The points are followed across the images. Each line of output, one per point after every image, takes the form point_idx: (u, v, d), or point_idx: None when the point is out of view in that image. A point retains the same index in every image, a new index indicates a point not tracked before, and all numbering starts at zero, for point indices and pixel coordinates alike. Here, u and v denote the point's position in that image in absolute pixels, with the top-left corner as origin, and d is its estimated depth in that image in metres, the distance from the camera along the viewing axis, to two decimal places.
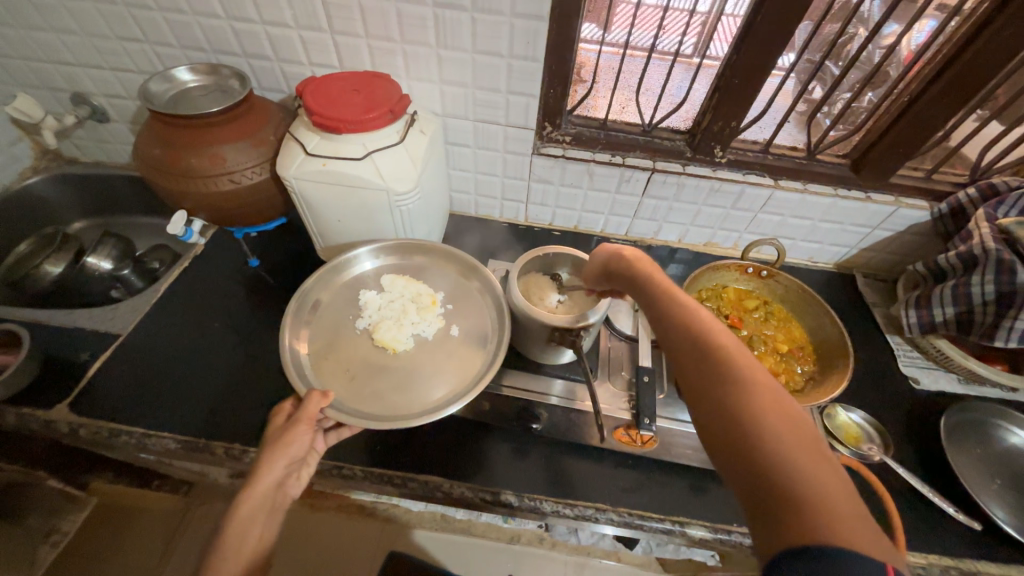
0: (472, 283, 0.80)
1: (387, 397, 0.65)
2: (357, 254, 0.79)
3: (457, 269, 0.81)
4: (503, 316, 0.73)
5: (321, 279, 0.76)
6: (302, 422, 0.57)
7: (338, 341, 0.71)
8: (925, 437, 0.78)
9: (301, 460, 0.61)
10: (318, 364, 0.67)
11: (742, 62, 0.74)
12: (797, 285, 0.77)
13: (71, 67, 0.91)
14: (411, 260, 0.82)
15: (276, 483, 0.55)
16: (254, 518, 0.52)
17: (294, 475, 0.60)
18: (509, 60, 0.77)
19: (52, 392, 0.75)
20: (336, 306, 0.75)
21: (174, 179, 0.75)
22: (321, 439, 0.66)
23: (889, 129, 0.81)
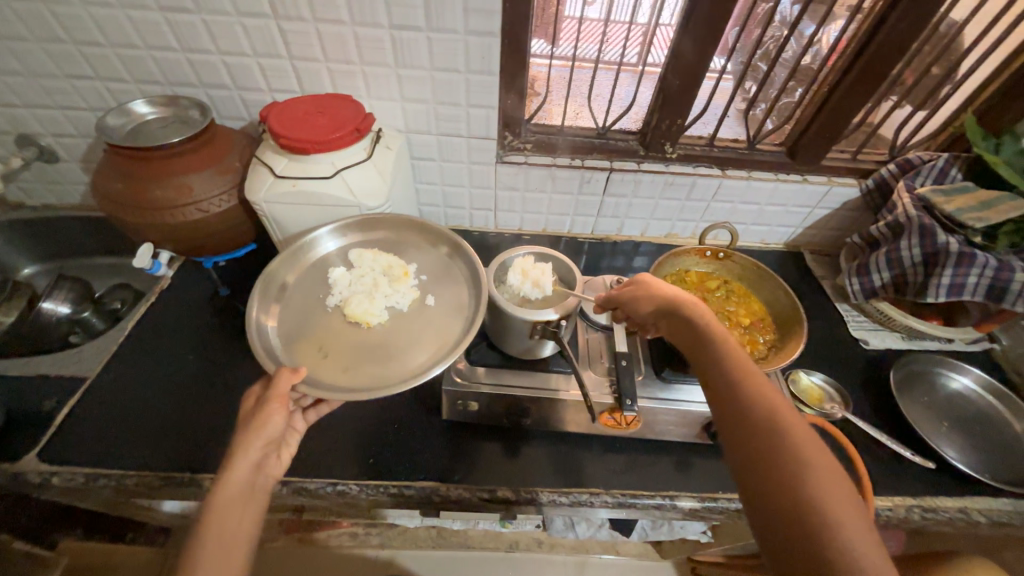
0: (443, 252, 0.80)
1: (367, 369, 0.64)
2: (320, 232, 0.76)
3: (427, 238, 0.81)
4: (478, 277, 0.73)
5: (288, 261, 0.74)
6: (274, 402, 0.56)
7: (308, 321, 0.69)
8: (880, 391, 0.85)
9: (280, 440, 0.60)
10: (291, 346, 0.66)
11: (681, 65, 0.81)
12: (752, 262, 0.82)
13: (16, 108, 0.88)
14: (378, 234, 0.80)
15: (255, 466, 0.54)
16: (241, 505, 0.50)
17: (275, 456, 0.58)
18: (467, 75, 0.81)
19: (18, 443, 0.72)
20: (305, 286, 0.74)
21: (136, 213, 0.74)
22: (299, 418, 0.67)
23: (814, 118, 0.90)
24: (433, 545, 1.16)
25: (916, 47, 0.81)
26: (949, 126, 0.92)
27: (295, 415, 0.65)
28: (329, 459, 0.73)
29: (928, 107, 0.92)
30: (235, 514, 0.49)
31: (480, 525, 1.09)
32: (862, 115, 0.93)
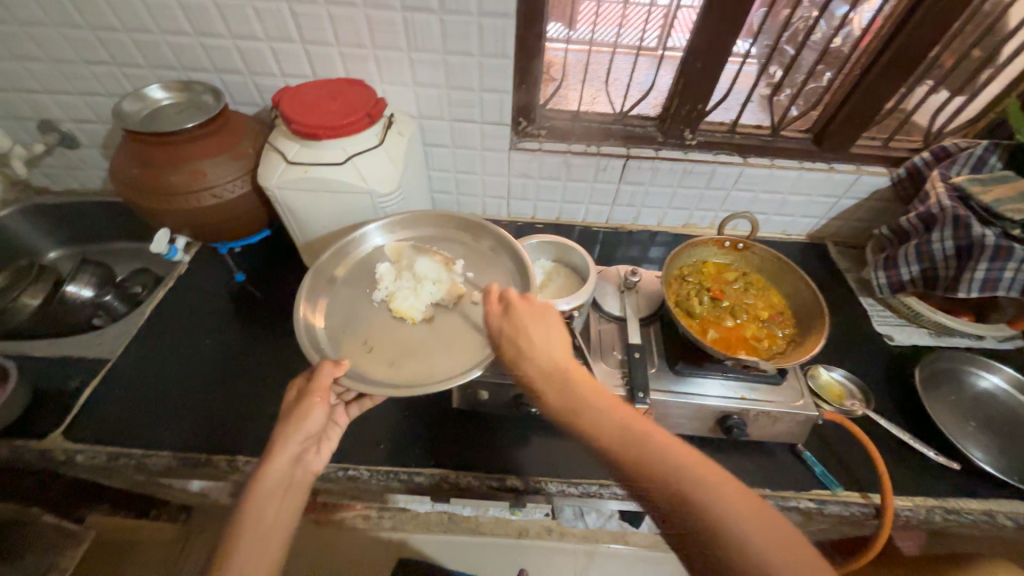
0: (490, 246, 0.78)
1: (409, 367, 0.64)
2: (368, 228, 0.76)
3: (479, 235, 0.79)
4: (524, 274, 0.70)
5: (336, 255, 0.74)
6: (315, 394, 0.59)
7: (354, 316, 0.69)
8: (904, 389, 0.82)
9: (322, 434, 0.64)
10: (335, 339, 0.66)
11: (704, 45, 0.78)
12: (772, 254, 0.78)
13: (36, 93, 0.89)
14: (425, 231, 0.80)
15: (295, 457, 0.59)
16: (277, 497, 0.56)
17: (315, 449, 0.62)
18: (481, 59, 0.79)
19: (44, 422, 0.74)
20: (352, 281, 0.73)
21: (155, 198, 0.75)
22: (342, 411, 0.68)
23: (843, 104, 0.86)
24: (444, 530, 1.17)
25: (956, 27, 0.76)
26: (990, 112, 0.86)
27: (337, 409, 0.67)
28: (340, 444, 0.74)
29: (969, 91, 0.86)
30: (269, 506, 0.55)
31: (490, 512, 1.10)
32: (895, 99, 0.88)
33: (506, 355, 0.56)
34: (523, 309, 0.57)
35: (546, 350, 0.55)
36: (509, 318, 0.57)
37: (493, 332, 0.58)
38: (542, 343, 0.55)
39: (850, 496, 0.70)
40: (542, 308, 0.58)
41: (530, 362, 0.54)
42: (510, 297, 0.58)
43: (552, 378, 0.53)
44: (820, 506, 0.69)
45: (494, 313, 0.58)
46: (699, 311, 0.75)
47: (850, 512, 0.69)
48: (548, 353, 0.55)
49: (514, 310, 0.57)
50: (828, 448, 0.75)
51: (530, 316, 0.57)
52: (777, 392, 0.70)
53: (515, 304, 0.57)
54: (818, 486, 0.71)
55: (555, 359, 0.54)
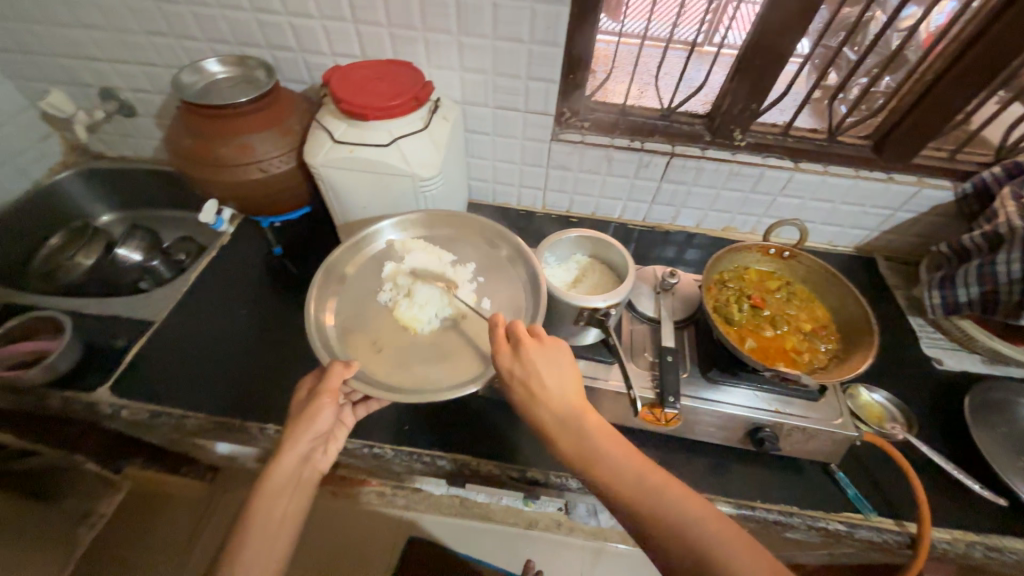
0: (505, 253, 0.77)
1: (415, 371, 0.64)
2: (380, 227, 0.77)
3: (489, 240, 0.79)
4: (535, 283, 0.69)
5: (349, 252, 0.75)
6: (325, 395, 0.60)
7: (364, 315, 0.70)
8: (949, 417, 0.78)
9: (329, 433, 0.66)
10: (346, 339, 0.67)
11: (764, 43, 0.74)
12: (820, 265, 0.75)
13: (99, 62, 0.93)
14: (439, 231, 0.80)
15: (302, 457, 0.61)
16: (283, 497, 0.58)
17: (322, 449, 0.64)
18: (530, 46, 0.78)
19: (93, 376, 0.78)
20: (362, 278, 0.74)
21: (204, 168, 0.77)
22: (349, 412, 0.70)
23: (910, 111, 0.81)
24: (456, 513, 1.19)
25: None
26: None
27: (345, 410, 0.68)
28: (367, 421, 0.75)
29: None
30: (276, 506, 0.57)
31: (503, 500, 1.11)
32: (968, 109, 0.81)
33: (518, 398, 0.56)
34: (535, 354, 0.56)
35: (559, 396, 0.54)
36: (522, 362, 0.55)
37: (504, 375, 0.56)
38: (555, 388, 0.55)
39: (883, 522, 0.67)
40: (553, 348, 0.57)
41: (543, 409, 0.54)
42: (520, 337, 0.57)
43: (565, 427, 0.54)
44: (850, 529, 0.67)
45: (503, 355, 0.56)
46: (737, 318, 0.73)
47: (881, 539, 0.67)
48: (562, 400, 0.54)
49: (525, 354, 0.55)
50: (863, 471, 0.72)
51: (544, 362, 0.55)
52: (815, 409, 0.67)
53: (527, 347, 0.56)
54: (849, 508, 0.69)
55: (570, 405, 0.54)
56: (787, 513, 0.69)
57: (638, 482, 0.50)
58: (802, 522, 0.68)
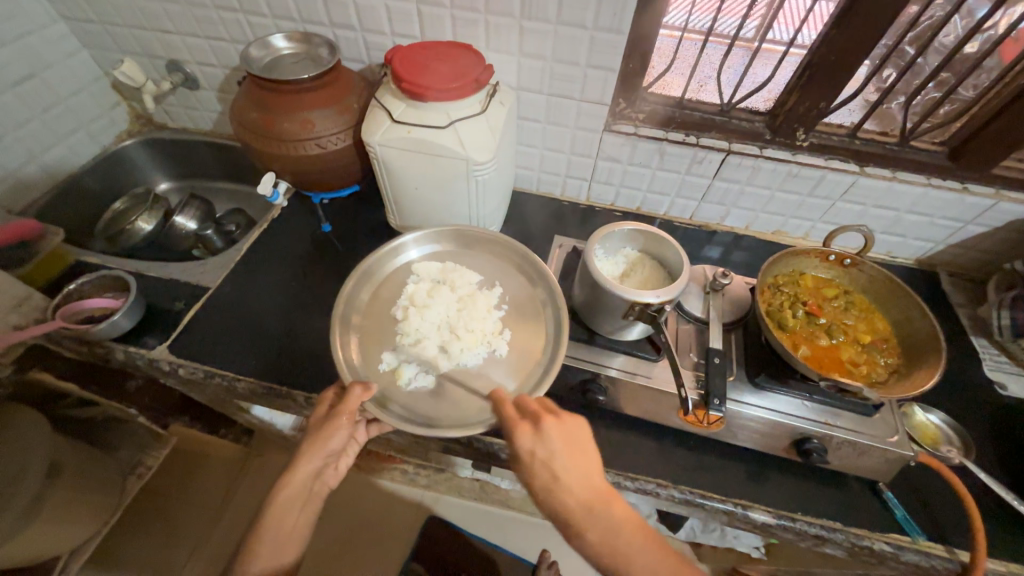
0: (536, 291, 0.78)
1: (427, 397, 0.67)
2: (403, 240, 0.80)
3: (515, 267, 0.81)
4: (560, 325, 0.70)
5: (377, 262, 0.79)
6: (342, 416, 0.62)
7: (386, 330, 0.73)
8: (1012, 446, 0.74)
9: (342, 450, 0.67)
10: (370, 358, 0.70)
11: (844, 37, 0.70)
12: (885, 275, 0.71)
13: (169, 34, 0.96)
14: (468, 253, 0.83)
15: (315, 471, 0.63)
16: (290, 508, 0.61)
17: (335, 465, 0.67)
18: (593, 33, 0.76)
19: (152, 336, 0.82)
20: (384, 298, 0.77)
21: (267, 141, 0.80)
22: (363, 429, 0.70)
23: (998, 115, 0.75)
24: (473, 498, 1.29)
25: None
26: None
27: (359, 427, 0.69)
28: None
29: None
30: (290, 514, 0.61)
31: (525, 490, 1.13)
32: None
33: (539, 484, 0.54)
34: (555, 436, 0.55)
35: (582, 481, 0.54)
36: (545, 443, 0.54)
37: (525, 456, 0.55)
38: (576, 475, 0.53)
39: (934, 547, 0.64)
40: (571, 425, 0.57)
41: (567, 497, 0.53)
42: (538, 414, 0.57)
43: (593, 517, 0.52)
44: (896, 551, 0.65)
45: (524, 435, 0.55)
46: (790, 324, 0.71)
47: (930, 564, 0.64)
48: (587, 487, 0.53)
49: (548, 434, 0.55)
50: (913, 493, 0.69)
51: (566, 445, 0.55)
52: (868, 425, 0.64)
53: (547, 425, 0.55)
54: (896, 530, 0.66)
55: (594, 488, 0.54)
56: (828, 527, 0.66)
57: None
58: (845, 539, 0.66)
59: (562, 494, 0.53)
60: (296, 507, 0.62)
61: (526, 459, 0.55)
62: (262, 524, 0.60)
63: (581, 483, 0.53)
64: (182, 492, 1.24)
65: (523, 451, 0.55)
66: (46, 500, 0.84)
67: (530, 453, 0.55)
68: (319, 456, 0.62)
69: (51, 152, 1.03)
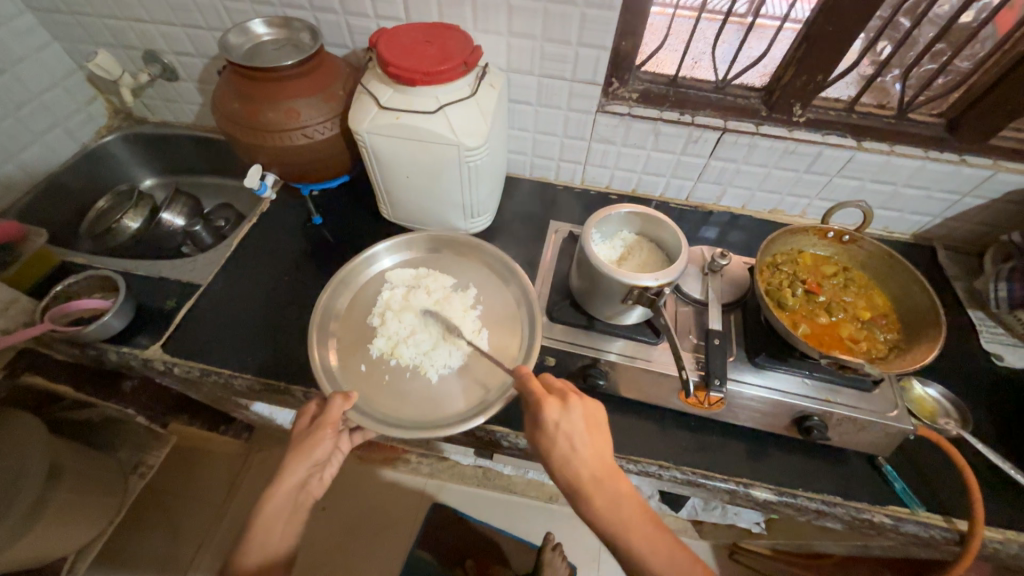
0: (510, 289, 0.79)
1: (409, 401, 0.68)
2: (373, 251, 0.80)
3: (487, 267, 0.82)
4: (535, 322, 0.72)
5: (347, 276, 0.79)
6: (325, 427, 0.62)
7: (363, 337, 0.74)
8: (1008, 416, 0.74)
9: (326, 461, 0.66)
10: (349, 365, 0.71)
11: (840, 9, 0.69)
12: (884, 250, 0.71)
13: (144, 23, 0.93)
14: (439, 257, 0.84)
15: (300, 482, 0.62)
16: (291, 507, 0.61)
17: (318, 476, 0.66)
18: (584, 10, 0.74)
19: (144, 336, 0.81)
20: (362, 305, 0.78)
21: (251, 132, 0.77)
22: (346, 438, 0.69)
23: (997, 84, 0.74)
24: (476, 484, 1.30)
25: None
26: None
27: (342, 436, 0.68)
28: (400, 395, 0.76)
29: None
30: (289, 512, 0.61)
31: (527, 475, 1.14)
32: None
33: (556, 455, 0.55)
34: (579, 412, 0.56)
35: (597, 460, 0.55)
36: (569, 417, 0.56)
37: (548, 425, 0.56)
38: (594, 456, 0.55)
39: (932, 518, 0.65)
40: (594, 408, 0.58)
41: (580, 473, 0.54)
42: (565, 389, 0.58)
43: (603, 489, 0.54)
44: (896, 522, 0.66)
45: (551, 407, 0.56)
46: (790, 303, 0.70)
47: (929, 534, 0.65)
48: (601, 464, 0.55)
49: (574, 409, 0.56)
50: (912, 466, 0.70)
51: (586, 425, 0.56)
52: (867, 400, 0.65)
53: (574, 400, 0.57)
54: (895, 502, 0.67)
55: (607, 466, 0.55)
56: (829, 502, 0.67)
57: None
58: (845, 513, 0.67)
59: (577, 471, 0.54)
60: (292, 500, 0.62)
61: (545, 435, 0.56)
62: (265, 520, 0.60)
63: (597, 468, 0.54)
64: (185, 490, 1.24)
65: (542, 424, 0.56)
66: (48, 505, 0.84)
67: (549, 430, 0.56)
68: (304, 467, 0.62)
69: (29, 150, 1.00)
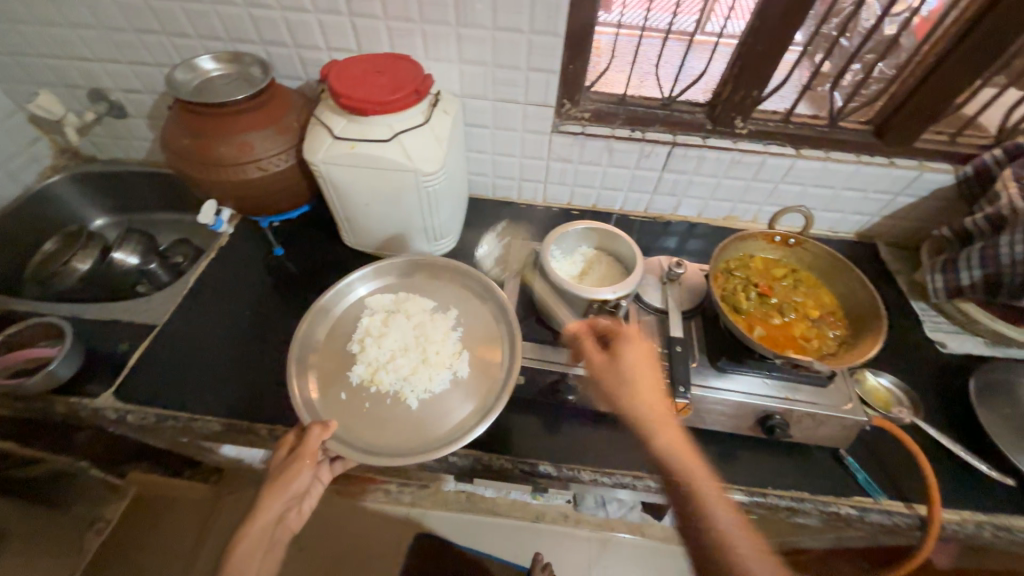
0: (489, 307, 0.79)
1: (392, 429, 0.67)
2: (352, 278, 0.80)
3: (466, 288, 0.82)
4: (514, 341, 0.72)
5: (324, 306, 0.77)
6: (303, 457, 0.61)
7: (342, 366, 0.72)
8: (955, 400, 0.79)
9: (306, 492, 0.69)
10: (328, 396, 0.69)
11: (767, 28, 0.74)
12: (826, 251, 0.75)
13: (88, 62, 0.91)
14: (417, 279, 0.84)
15: (276, 516, 0.63)
16: None
17: (296, 507, 0.68)
18: (530, 36, 0.77)
19: (95, 383, 0.77)
20: (341, 333, 0.76)
21: (203, 168, 0.76)
22: (326, 469, 0.71)
23: (913, 93, 0.80)
24: (460, 510, 1.28)
25: None
26: None
27: (320, 468, 0.70)
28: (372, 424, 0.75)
29: None
30: None
31: (510, 495, 1.13)
32: (967, 93, 0.81)
33: (610, 382, 0.61)
34: (635, 346, 0.62)
35: (650, 388, 0.60)
36: (626, 350, 0.62)
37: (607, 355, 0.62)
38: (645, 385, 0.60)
39: (894, 505, 0.68)
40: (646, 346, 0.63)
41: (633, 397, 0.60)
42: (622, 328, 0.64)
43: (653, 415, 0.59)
44: (861, 513, 0.68)
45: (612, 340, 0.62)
46: (744, 307, 0.73)
47: (893, 521, 0.67)
48: (652, 392, 0.60)
49: (631, 342, 0.62)
50: (872, 456, 0.73)
51: (640, 358, 0.62)
52: (824, 395, 0.67)
53: (631, 336, 0.63)
54: (860, 493, 0.70)
55: (657, 395, 0.60)
56: (799, 498, 0.69)
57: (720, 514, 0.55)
58: (814, 508, 0.69)
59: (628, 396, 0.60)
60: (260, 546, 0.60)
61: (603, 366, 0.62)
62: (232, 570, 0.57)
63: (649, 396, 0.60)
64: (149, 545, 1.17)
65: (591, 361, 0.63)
66: None
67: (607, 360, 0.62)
68: (282, 499, 0.63)
69: None
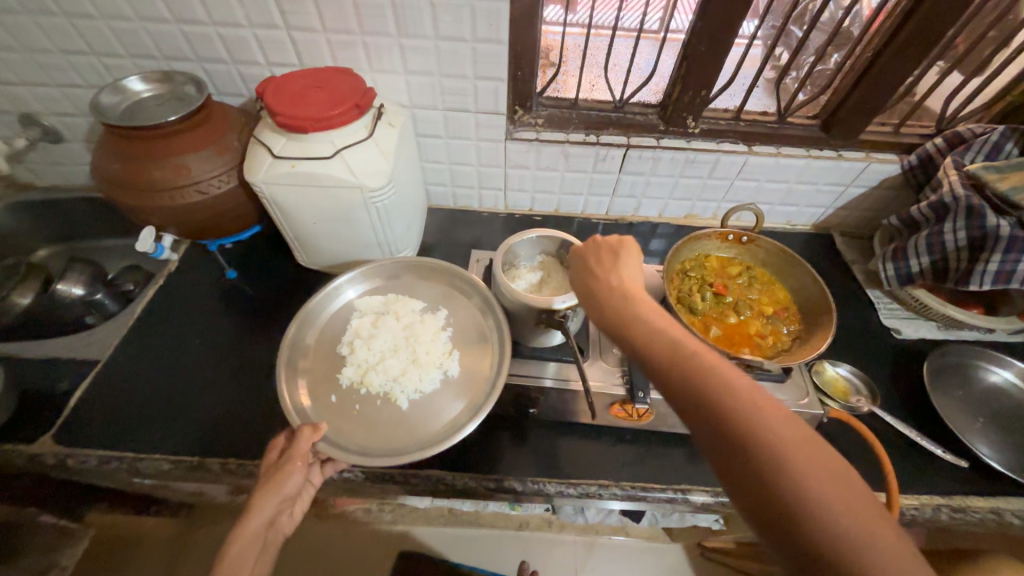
0: (476, 302, 0.77)
1: (386, 430, 0.65)
2: (343, 280, 0.78)
3: (454, 286, 0.80)
4: (503, 337, 0.70)
5: (312, 311, 0.75)
6: (295, 459, 0.58)
7: (330, 370, 0.70)
8: (912, 386, 0.80)
9: (296, 494, 0.63)
10: (319, 399, 0.67)
11: (708, 28, 0.73)
12: (778, 247, 0.76)
13: (14, 86, 0.86)
14: (405, 280, 0.82)
15: (267, 520, 0.58)
16: None
17: (288, 511, 0.62)
18: (474, 44, 0.75)
19: (32, 428, 0.73)
20: (330, 338, 0.74)
21: (137, 194, 0.73)
22: (318, 470, 0.65)
23: (855, 87, 0.82)
24: (443, 524, 1.25)
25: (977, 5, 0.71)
26: (1007, 95, 0.81)
27: (313, 469, 0.64)
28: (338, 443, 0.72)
29: (986, 72, 0.82)
30: None
31: (490, 507, 1.11)
32: (907, 83, 0.83)
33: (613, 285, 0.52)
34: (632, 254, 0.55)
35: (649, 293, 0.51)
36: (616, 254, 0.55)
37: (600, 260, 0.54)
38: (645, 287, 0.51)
39: None
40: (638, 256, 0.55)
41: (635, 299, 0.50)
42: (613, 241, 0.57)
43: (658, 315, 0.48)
44: None
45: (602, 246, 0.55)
46: (700, 307, 0.73)
47: None
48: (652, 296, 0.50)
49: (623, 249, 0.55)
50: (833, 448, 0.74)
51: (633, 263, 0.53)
52: (783, 390, 0.68)
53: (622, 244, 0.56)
54: None
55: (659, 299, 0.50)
56: None
57: (769, 429, 0.39)
58: None
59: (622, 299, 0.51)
60: None
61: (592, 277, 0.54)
62: None
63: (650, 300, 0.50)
64: None
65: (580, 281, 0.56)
66: None
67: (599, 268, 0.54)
68: (273, 502, 0.57)
69: None
